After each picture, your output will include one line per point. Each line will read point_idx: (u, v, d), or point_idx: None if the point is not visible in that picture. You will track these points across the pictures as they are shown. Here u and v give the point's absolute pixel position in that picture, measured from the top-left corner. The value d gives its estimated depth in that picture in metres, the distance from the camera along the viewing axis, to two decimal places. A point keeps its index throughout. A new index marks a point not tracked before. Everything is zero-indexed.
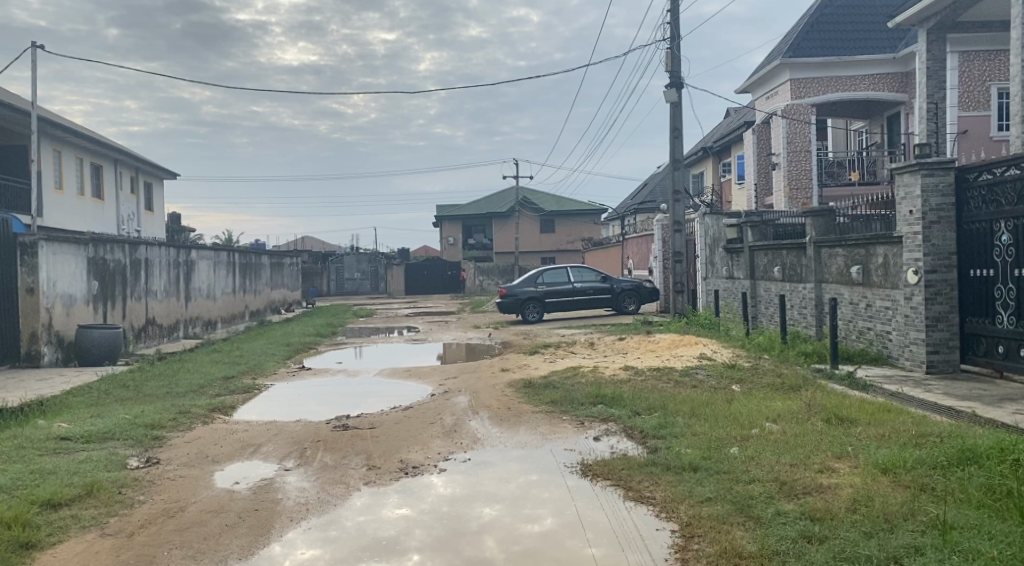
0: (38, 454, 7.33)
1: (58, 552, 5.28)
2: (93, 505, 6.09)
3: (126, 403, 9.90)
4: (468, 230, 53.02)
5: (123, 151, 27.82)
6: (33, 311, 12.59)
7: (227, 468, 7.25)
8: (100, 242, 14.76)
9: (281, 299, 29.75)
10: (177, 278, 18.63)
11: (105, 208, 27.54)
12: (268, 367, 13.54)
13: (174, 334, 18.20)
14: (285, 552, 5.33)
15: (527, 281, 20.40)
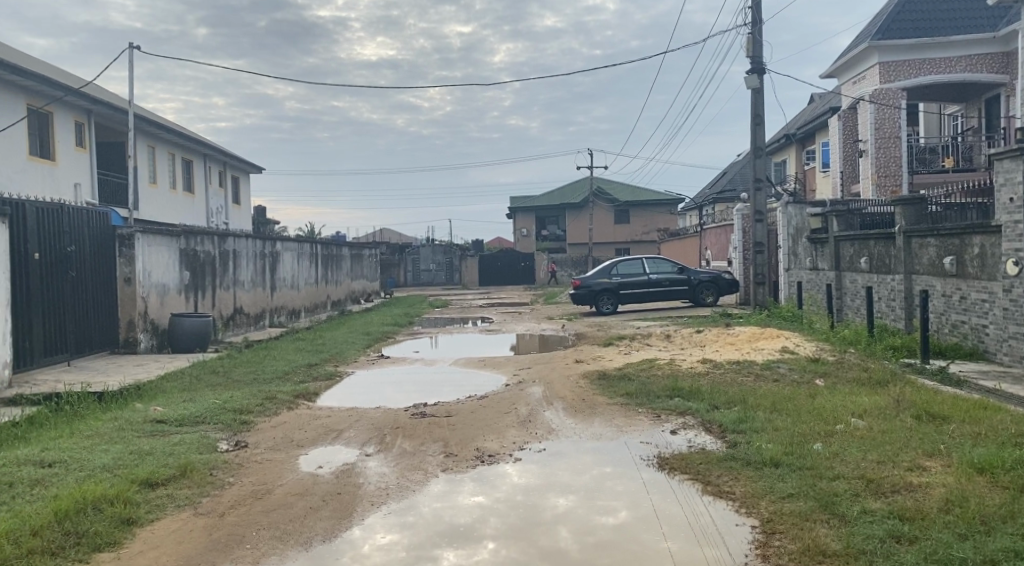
0: (136, 436, 7.67)
1: (156, 528, 5.52)
2: (187, 485, 6.36)
3: (215, 388, 10.28)
4: (542, 221, 53.01)
5: (212, 147, 28.80)
6: (131, 299, 13.20)
7: (311, 452, 7.47)
8: (192, 234, 15.32)
9: (360, 289, 30.36)
10: (263, 269, 19.22)
11: (195, 202, 28.57)
12: (349, 355, 13.88)
13: (261, 323, 18.79)
14: (364, 536, 5.44)
15: (601, 273, 20.24)
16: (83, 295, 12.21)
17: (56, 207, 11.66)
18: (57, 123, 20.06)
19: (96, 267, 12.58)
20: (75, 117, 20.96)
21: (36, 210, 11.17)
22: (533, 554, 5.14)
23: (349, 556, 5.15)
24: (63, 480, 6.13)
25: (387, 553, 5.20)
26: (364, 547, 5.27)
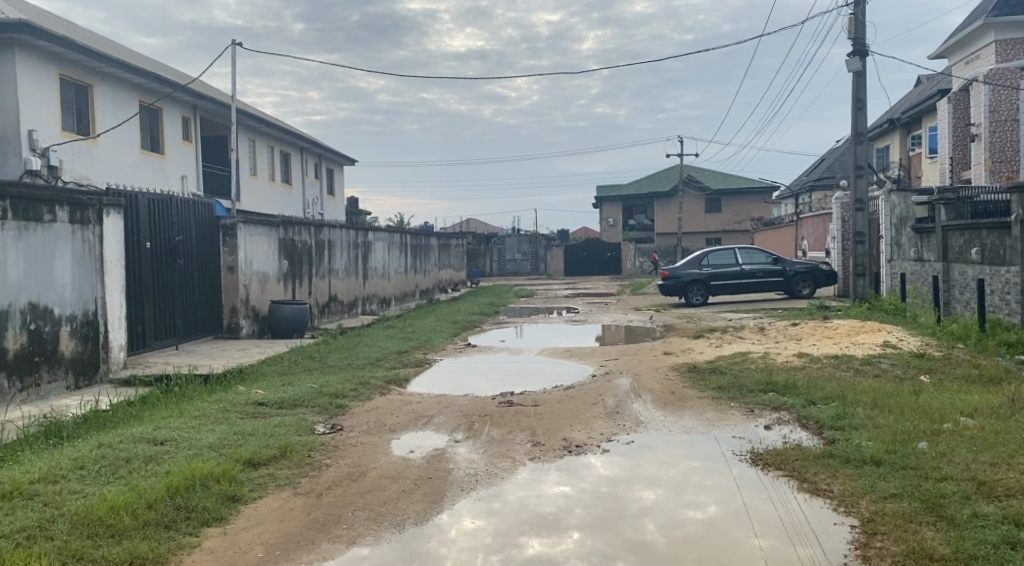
0: (239, 417, 7.99)
1: (259, 506, 5.73)
2: (288, 465, 6.58)
3: (312, 373, 10.60)
4: (629, 211, 52.48)
5: (308, 139, 29.58)
6: (233, 286, 13.72)
7: (402, 437, 7.61)
8: (290, 224, 15.80)
9: (448, 278, 30.74)
10: (356, 258, 19.68)
11: (292, 193, 29.44)
12: (438, 343, 14.08)
13: (354, 311, 19.26)
14: (451, 521, 5.51)
15: (691, 264, 19.94)
16: (190, 282, 12.74)
17: (166, 198, 12.18)
18: (165, 119, 20.96)
19: (202, 255, 13.11)
20: (182, 113, 21.84)
21: (148, 201, 11.69)
22: (619, 545, 5.10)
23: (437, 539, 5.23)
24: (173, 457, 6.42)
25: (473, 538, 5.25)
26: (451, 532, 5.33)
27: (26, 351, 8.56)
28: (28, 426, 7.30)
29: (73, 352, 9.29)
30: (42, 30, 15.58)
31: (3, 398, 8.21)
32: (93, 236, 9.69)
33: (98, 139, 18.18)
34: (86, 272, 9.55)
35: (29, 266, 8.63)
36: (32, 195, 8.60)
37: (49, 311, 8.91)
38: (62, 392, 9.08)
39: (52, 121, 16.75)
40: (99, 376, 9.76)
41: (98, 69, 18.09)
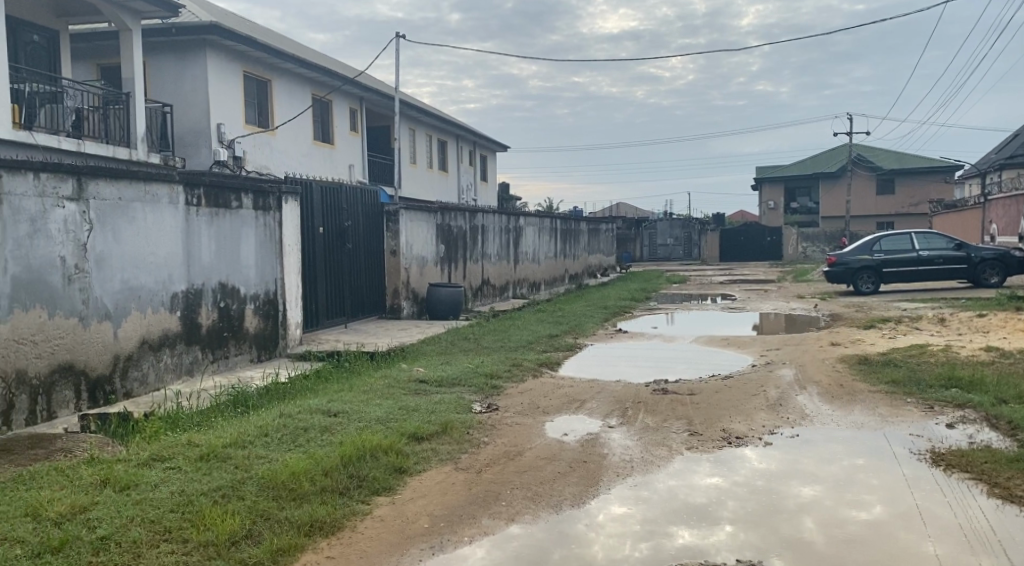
0: (403, 393, 8.33)
1: (424, 478, 5.97)
2: (449, 441, 6.80)
3: (468, 354, 10.87)
4: (791, 193, 50.32)
5: (464, 127, 30.27)
6: (395, 270, 14.29)
7: (556, 419, 7.67)
8: (447, 211, 16.25)
9: (597, 263, 30.71)
10: (508, 243, 19.97)
11: (448, 180, 30.20)
12: (589, 328, 14.07)
13: (505, 295, 19.58)
14: (598, 506, 5.47)
15: (861, 249, 18.94)
16: (356, 265, 13.37)
17: (335, 185, 12.80)
18: (335, 111, 22.02)
19: (367, 240, 13.72)
20: (349, 105, 22.86)
21: (320, 188, 12.33)
22: (774, 542, 4.91)
23: (585, 523, 5.20)
24: (345, 429, 6.77)
25: (621, 524, 5.19)
26: (599, 517, 5.30)
27: (216, 326, 9.27)
28: (219, 395, 7.92)
29: (255, 328, 9.98)
30: (229, 30, 16.70)
31: (197, 369, 8.95)
32: (274, 221, 10.34)
33: (276, 131, 19.34)
34: (267, 254, 10.22)
35: (218, 250, 9.31)
36: (221, 183, 9.26)
37: (235, 291, 9.60)
38: (247, 364, 9.80)
39: (236, 114, 17.98)
40: (278, 351, 10.45)
41: (276, 65, 19.22)
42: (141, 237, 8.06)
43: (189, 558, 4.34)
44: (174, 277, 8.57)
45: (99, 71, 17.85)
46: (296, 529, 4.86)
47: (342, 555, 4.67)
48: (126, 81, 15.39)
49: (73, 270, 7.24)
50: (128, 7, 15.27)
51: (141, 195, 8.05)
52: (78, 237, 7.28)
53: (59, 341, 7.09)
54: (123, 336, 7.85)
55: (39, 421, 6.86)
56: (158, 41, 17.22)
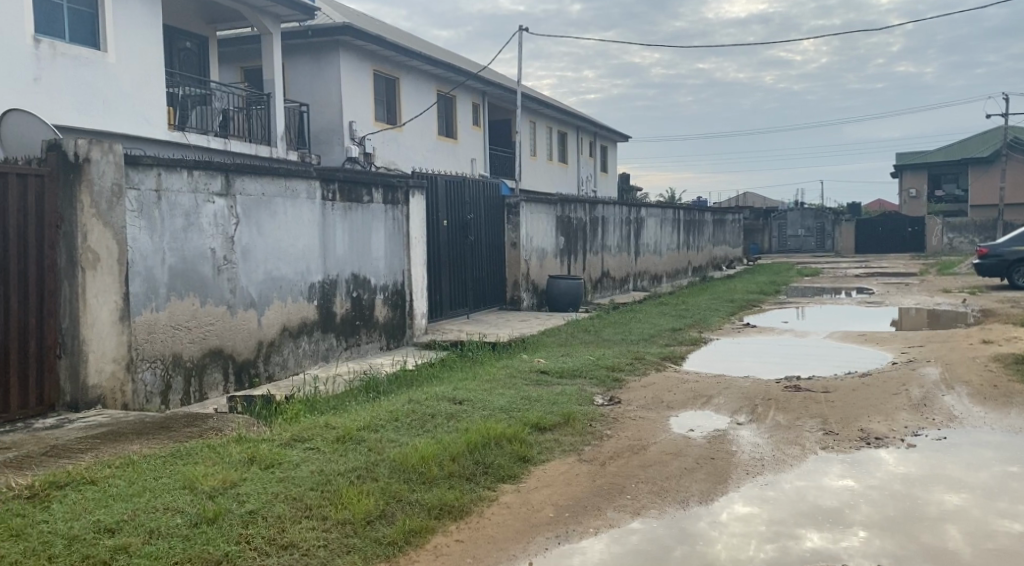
0: (525, 384, 8.45)
1: (548, 468, 6.05)
2: (571, 432, 6.86)
3: (590, 346, 10.89)
4: (937, 180, 47.65)
5: (584, 118, 30.21)
6: (516, 262, 14.47)
7: (681, 415, 7.59)
8: (568, 202, 16.31)
9: (723, 255, 30.02)
10: (629, 234, 19.81)
11: (569, 172, 30.23)
12: (714, 322, 13.80)
13: (626, 287, 19.46)
14: (722, 505, 5.40)
15: (1018, 240, 17.72)
16: (478, 258, 13.64)
17: (460, 178, 13.08)
18: (458, 105, 22.43)
19: (489, 232, 13.94)
20: (472, 99, 23.24)
21: (445, 183, 12.64)
22: (913, 550, 4.71)
23: (708, 521, 5.14)
24: (471, 416, 6.94)
25: (745, 524, 5.10)
26: (722, 515, 5.23)
27: (349, 315, 9.68)
28: (352, 381, 8.30)
29: (385, 317, 10.36)
30: (362, 31, 17.28)
31: (332, 355, 9.38)
32: (402, 214, 10.68)
33: (403, 127, 19.90)
34: (396, 246, 10.57)
35: (351, 242, 9.70)
36: (354, 179, 9.64)
37: (367, 281, 9.98)
38: (377, 352, 10.19)
39: (366, 111, 18.61)
40: (405, 339, 10.80)
41: (404, 63, 19.76)
42: (281, 230, 8.50)
43: (330, 535, 4.57)
44: (312, 268, 9.00)
45: (243, 73, 18.88)
46: (426, 512, 5.04)
47: (470, 539, 4.82)
48: (268, 83, 16.19)
49: (222, 262, 7.73)
50: (271, 12, 16.04)
51: (281, 191, 8.48)
52: (226, 230, 7.75)
53: (210, 327, 7.60)
54: (266, 323, 8.33)
55: (192, 402, 7.39)
56: (296, 43, 18.01)
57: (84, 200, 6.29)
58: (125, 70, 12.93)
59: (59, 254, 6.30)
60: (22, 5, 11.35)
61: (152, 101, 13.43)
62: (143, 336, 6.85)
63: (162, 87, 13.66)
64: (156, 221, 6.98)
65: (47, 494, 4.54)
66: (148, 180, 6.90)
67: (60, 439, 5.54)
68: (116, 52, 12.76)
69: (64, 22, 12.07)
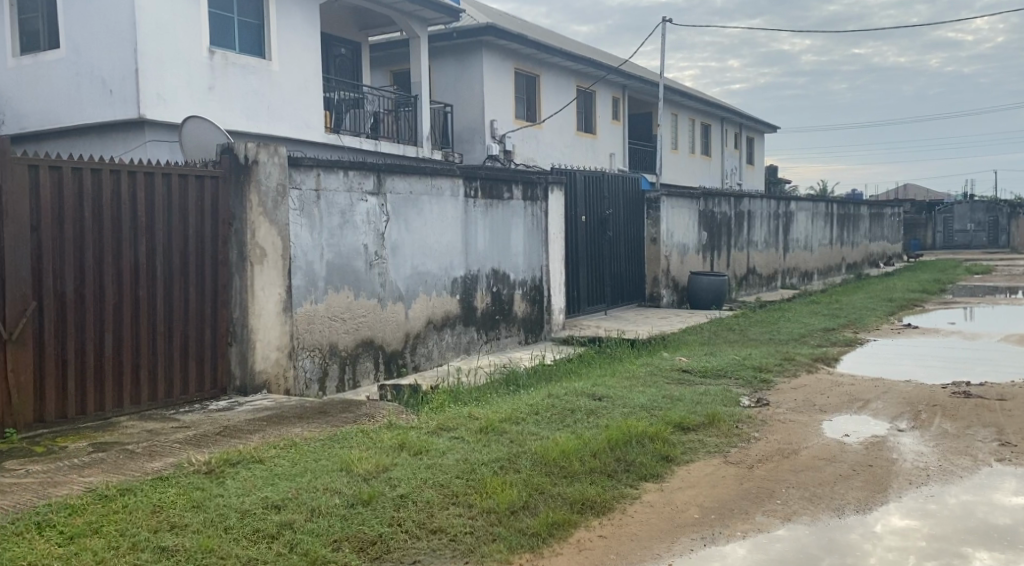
0: (667, 382, 8.34)
1: (693, 469, 5.95)
2: (716, 433, 6.71)
3: (735, 345, 10.62)
4: None
5: (729, 110, 29.44)
6: (656, 258, 14.30)
7: (836, 419, 7.28)
8: (711, 197, 15.95)
9: (881, 251, 28.55)
10: (777, 229, 19.15)
11: (712, 165, 29.55)
12: (870, 322, 13.13)
13: (773, 284, 18.85)
14: (878, 516, 5.13)
15: None
16: (617, 254, 13.57)
17: (600, 174, 13.05)
18: (598, 101, 22.37)
19: (628, 227, 13.83)
20: (613, 93, 23.09)
21: (585, 179, 12.63)
22: None
23: (861, 532, 4.90)
24: (611, 413, 6.92)
25: (902, 538, 4.84)
26: (876, 527, 4.98)
27: (490, 310, 9.86)
28: (494, 374, 8.45)
29: (524, 312, 10.50)
30: (504, 30, 17.51)
31: (473, 348, 9.60)
32: (541, 210, 10.77)
33: (543, 124, 20.05)
34: (535, 242, 10.66)
35: (492, 238, 9.86)
36: (496, 176, 9.80)
37: (506, 277, 10.13)
38: (517, 346, 10.33)
39: (507, 109, 18.87)
40: (543, 334, 10.89)
41: (544, 60, 19.89)
42: (427, 226, 8.76)
43: (475, 522, 4.68)
44: (454, 263, 9.22)
45: (392, 77, 19.60)
46: (570, 506, 5.07)
47: (614, 535, 4.81)
48: (415, 85, 16.70)
49: (374, 257, 8.06)
50: (419, 16, 16.48)
51: (428, 189, 8.75)
52: (378, 228, 8.07)
53: (363, 319, 7.94)
54: (413, 316, 8.61)
55: (347, 389, 7.76)
56: (440, 45, 18.48)
57: (252, 199, 6.70)
58: (286, 77, 13.67)
59: (231, 249, 6.72)
60: (199, 20, 12.20)
61: (310, 106, 14.13)
62: (303, 326, 7.25)
63: (320, 91, 14.35)
64: (315, 218, 7.35)
65: (221, 470, 4.88)
66: (308, 180, 7.28)
67: (232, 420, 5.94)
68: (279, 60, 13.51)
69: (235, 34, 12.89)
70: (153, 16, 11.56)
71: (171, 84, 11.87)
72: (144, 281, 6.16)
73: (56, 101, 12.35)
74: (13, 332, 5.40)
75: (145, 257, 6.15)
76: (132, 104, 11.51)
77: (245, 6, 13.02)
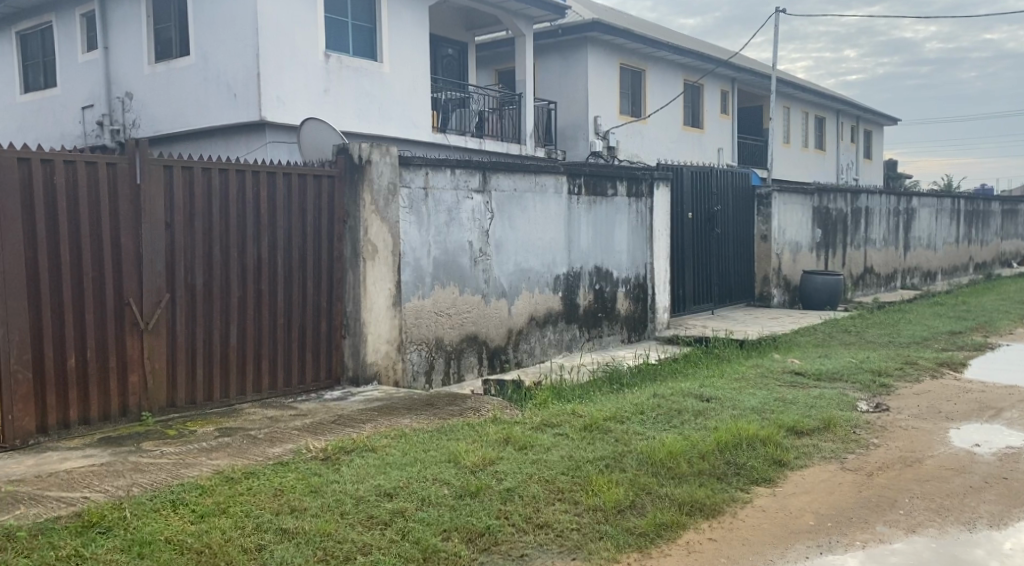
0: (778, 384, 8.07)
1: (807, 474, 5.73)
2: (832, 439, 6.44)
3: (851, 347, 10.18)
4: None
5: (845, 101, 28.28)
6: (766, 255, 13.90)
7: (963, 428, 6.87)
8: (826, 192, 15.36)
9: (1013, 250, 26.88)
10: (897, 227, 18.28)
11: (827, 159, 28.51)
12: (1001, 325, 12.34)
13: (892, 284, 18.02)
14: (1010, 533, 4.81)
15: None
16: (725, 251, 13.24)
17: (707, 169, 12.76)
18: (706, 95, 21.89)
19: (737, 224, 13.48)
20: (721, 86, 22.54)
21: (691, 175, 12.37)
22: None
23: (989, 549, 4.61)
24: (720, 414, 6.75)
25: None
26: (1007, 544, 4.66)
27: (592, 308, 9.79)
28: (597, 372, 8.39)
29: (627, 310, 10.38)
30: (611, 25, 17.32)
31: (576, 345, 9.55)
32: (646, 207, 10.60)
33: (648, 119, 19.79)
34: (639, 240, 10.51)
35: (596, 235, 9.78)
36: (600, 173, 9.70)
37: (609, 274, 10.04)
38: (620, 344, 10.23)
39: (612, 106, 18.71)
40: (647, 333, 10.74)
41: (651, 54, 19.60)
42: (532, 223, 8.77)
43: (582, 519, 4.63)
44: (557, 260, 9.19)
45: (497, 76, 19.76)
46: (678, 507, 4.96)
47: (724, 539, 4.68)
48: (520, 83, 16.74)
49: (478, 254, 8.12)
50: (525, 15, 16.50)
51: (532, 186, 8.74)
52: (483, 225, 8.11)
53: (468, 314, 8.01)
54: (516, 312, 8.63)
55: (452, 383, 7.85)
56: (546, 43, 18.48)
57: (365, 197, 6.85)
58: (396, 77, 13.93)
59: (345, 246, 6.90)
60: (316, 24, 12.57)
61: (418, 105, 14.37)
62: (410, 321, 7.37)
63: (428, 91, 14.58)
64: (423, 216, 7.46)
65: (337, 457, 5.00)
66: (417, 179, 7.38)
67: (345, 410, 6.09)
68: (390, 61, 13.79)
69: (348, 37, 13.24)
70: (273, 21, 11.98)
71: (289, 87, 12.28)
72: (266, 275, 6.39)
73: (185, 103, 12.99)
74: (149, 322, 5.69)
75: (266, 252, 6.37)
76: (254, 107, 11.98)
77: (359, 10, 13.35)
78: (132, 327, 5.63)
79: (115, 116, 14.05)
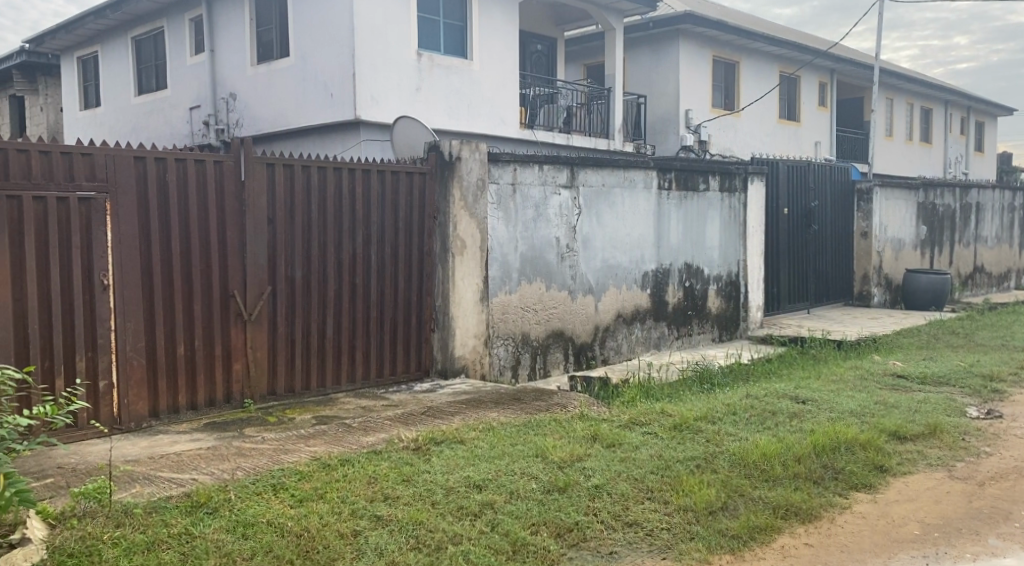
0: (879, 387, 7.72)
1: (911, 482, 5.45)
2: (938, 445, 6.11)
3: (959, 350, 9.67)
4: None
5: (954, 91, 26.95)
6: (866, 253, 13.37)
7: None
8: (932, 187, 14.65)
9: None
10: (1010, 223, 17.30)
11: (933, 152, 27.24)
12: None
13: (1004, 284, 17.08)
14: None
15: None
16: (823, 248, 12.80)
17: (803, 163, 12.34)
18: (802, 87, 21.22)
19: (836, 220, 13.00)
20: (819, 78, 21.80)
21: (787, 169, 11.98)
22: None
23: None
24: (816, 417, 6.49)
25: None
26: None
27: (682, 305, 9.60)
28: (687, 371, 8.21)
29: (718, 308, 10.13)
30: (704, 18, 16.94)
31: (664, 343, 9.37)
32: (739, 202, 10.31)
33: (741, 113, 19.32)
34: (732, 236, 10.24)
35: (687, 231, 9.58)
36: (691, 167, 9.47)
37: (700, 271, 9.82)
38: (710, 343, 9.99)
39: (704, 99, 18.33)
40: (739, 332, 10.46)
41: (745, 46, 19.10)
42: (621, 219, 8.65)
43: (673, 519, 4.52)
44: (646, 257, 9.03)
45: (586, 70, 19.64)
46: (772, 510, 4.78)
47: (822, 545, 4.48)
48: (609, 78, 16.56)
49: (566, 249, 8.04)
50: (615, 9, 16.30)
51: (621, 181, 8.61)
52: (571, 221, 8.04)
53: (554, 310, 7.96)
54: (603, 308, 8.53)
55: (538, 378, 7.82)
56: (636, 36, 18.23)
57: (455, 194, 6.88)
58: (486, 73, 13.96)
59: (435, 240, 6.95)
60: (409, 22, 12.71)
61: (507, 100, 14.38)
62: (498, 315, 7.36)
63: (517, 87, 14.58)
64: (511, 211, 7.43)
65: (427, 448, 5.02)
66: (506, 175, 7.35)
67: (434, 402, 6.12)
68: (481, 59, 13.83)
69: (440, 35, 13.35)
70: (368, 19, 12.18)
71: (384, 84, 12.46)
72: (361, 269, 6.48)
73: (284, 102, 13.35)
74: (252, 314, 5.84)
75: (361, 247, 6.46)
76: (349, 104, 12.21)
77: (450, 8, 13.44)
78: (237, 317, 5.79)
79: (220, 115, 14.57)
